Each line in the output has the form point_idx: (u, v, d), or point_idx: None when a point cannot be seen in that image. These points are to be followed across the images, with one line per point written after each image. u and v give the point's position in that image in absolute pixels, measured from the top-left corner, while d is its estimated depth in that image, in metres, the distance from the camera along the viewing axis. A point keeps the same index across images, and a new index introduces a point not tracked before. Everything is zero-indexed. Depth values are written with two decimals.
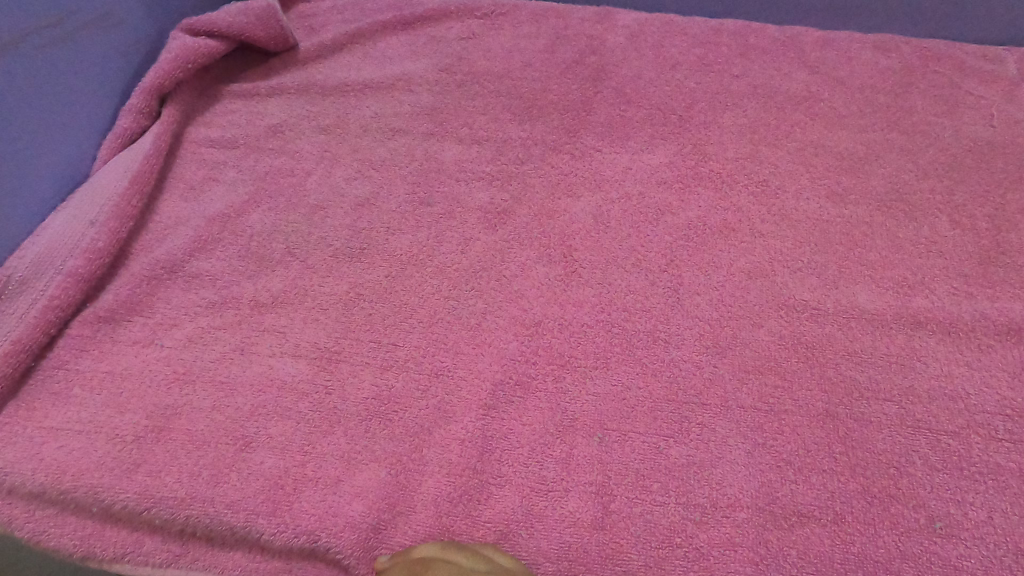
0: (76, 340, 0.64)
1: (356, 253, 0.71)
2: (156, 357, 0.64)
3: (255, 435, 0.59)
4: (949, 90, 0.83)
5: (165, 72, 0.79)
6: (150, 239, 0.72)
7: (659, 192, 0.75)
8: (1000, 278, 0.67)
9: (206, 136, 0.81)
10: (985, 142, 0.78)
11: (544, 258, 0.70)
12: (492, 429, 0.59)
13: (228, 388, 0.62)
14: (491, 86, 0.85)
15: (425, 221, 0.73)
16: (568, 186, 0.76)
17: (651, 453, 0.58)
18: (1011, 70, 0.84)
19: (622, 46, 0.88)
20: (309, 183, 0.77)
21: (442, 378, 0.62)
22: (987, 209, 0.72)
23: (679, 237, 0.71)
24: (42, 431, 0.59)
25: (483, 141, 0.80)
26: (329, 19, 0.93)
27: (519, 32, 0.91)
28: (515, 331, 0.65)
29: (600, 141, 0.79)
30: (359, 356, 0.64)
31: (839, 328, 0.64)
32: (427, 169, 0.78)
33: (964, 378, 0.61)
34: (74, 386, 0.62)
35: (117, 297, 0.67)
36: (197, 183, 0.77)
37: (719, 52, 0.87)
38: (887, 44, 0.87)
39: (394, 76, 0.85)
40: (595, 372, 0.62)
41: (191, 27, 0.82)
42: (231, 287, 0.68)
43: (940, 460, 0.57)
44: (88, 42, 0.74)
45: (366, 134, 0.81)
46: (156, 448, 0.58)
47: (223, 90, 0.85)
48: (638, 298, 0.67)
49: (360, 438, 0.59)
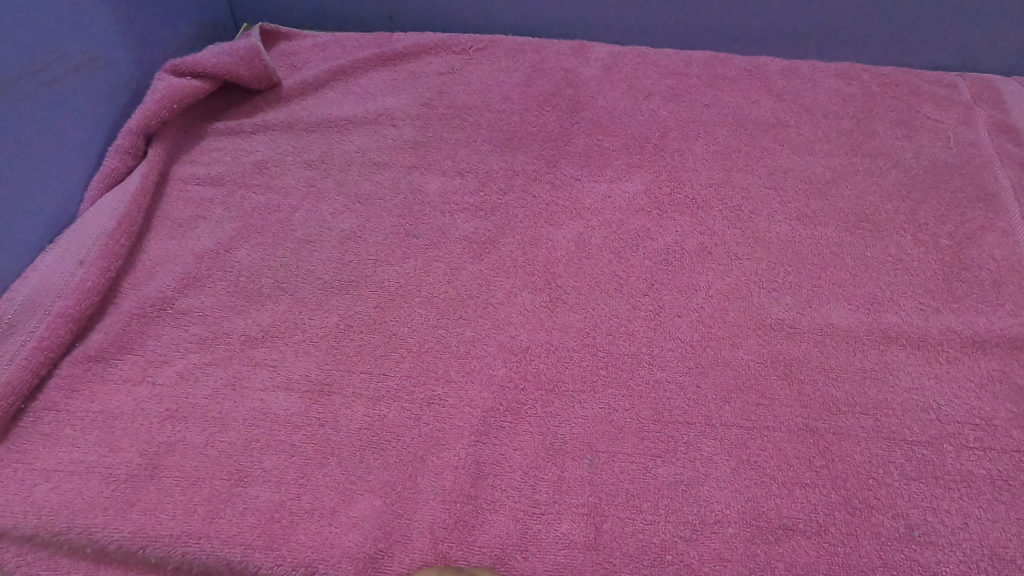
0: (66, 380, 0.64)
1: (345, 285, 0.72)
2: (147, 396, 0.64)
3: (249, 469, 0.60)
4: (907, 114, 0.87)
5: (151, 113, 0.80)
6: (138, 277, 0.72)
7: (637, 218, 0.77)
8: (963, 293, 0.71)
9: (191, 174, 0.82)
10: (943, 163, 0.82)
11: (529, 285, 0.72)
12: (484, 455, 0.60)
13: (221, 423, 0.62)
14: (471, 120, 0.87)
15: (412, 252, 0.75)
16: (550, 215, 0.78)
17: (640, 474, 0.59)
18: (963, 95, 0.89)
19: (597, 78, 0.92)
20: (296, 218, 0.78)
21: (434, 406, 0.63)
22: (948, 227, 0.76)
23: (659, 261, 0.74)
24: (33, 473, 0.59)
25: (466, 173, 0.82)
26: (311, 57, 0.96)
27: (497, 67, 0.94)
28: (503, 358, 0.66)
29: (579, 171, 0.82)
30: (351, 387, 0.65)
31: (815, 345, 0.67)
32: (412, 201, 0.79)
33: (934, 390, 0.64)
34: (65, 427, 0.62)
35: (107, 336, 0.67)
36: (184, 220, 0.78)
37: (689, 83, 0.91)
38: (848, 73, 0.92)
39: (377, 111, 0.88)
40: (582, 396, 0.64)
41: (176, 68, 0.84)
42: (221, 323, 0.69)
43: (916, 470, 0.59)
44: (76, 86, 0.75)
45: (351, 168, 0.83)
46: (149, 487, 0.58)
47: (208, 129, 0.86)
48: (621, 322, 0.69)
49: (354, 469, 0.60)
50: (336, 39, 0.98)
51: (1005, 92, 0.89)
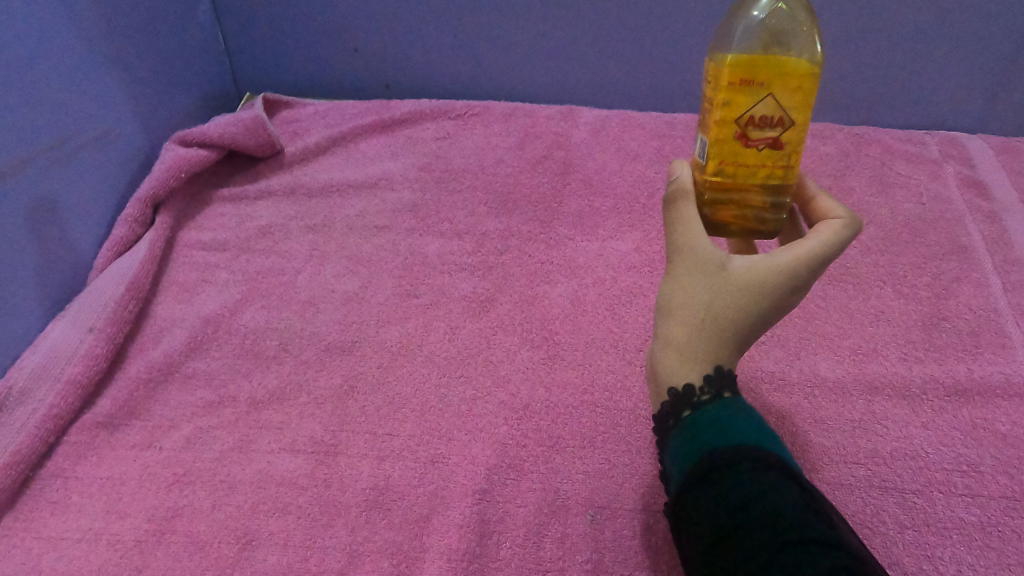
0: (74, 446, 0.66)
1: (348, 345, 0.74)
2: (154, 461, 0.65)
3: (257, 532, 0.60)
4: (881, 171, 0.92)
5: (158, 182, 0.83)
6: (145, 342, 0.74)
7: (629, 275, 0.80)
8: (944, 342, 0.74)
9: (197, 239, 0.84)
10: (918, 217, 0.86)
11: (528, 342, 0.74)
12: (489, 513, 0.61)
13: (227, 486, 0.63)
14: (467, 183, 0.91)
15: (413, 312, 0.77)
16: (545, 273, 0.81)
17: (642, 531, 0.60)
18: (933, 152, 0.94)
19: (586, 141, 0.96)
20: (300, 280, 0.80)
21: (437, 465, 0.65)
22: (925, 279, 0.80)
23: (652, 317, 0.76)
24: (40, 541, 0.59)
25: (463, 234, 0.85)
26: (312, 124, 1.00)
27: (491, 131, 0.98)
28: (504, 416, 0.68)
29: (572, 231, 0.85)
30: (357, 448, 0.66)
31: (805, 397, 0.70)
32: (412, 262, 0.82)
33: (921, 437, 0.66)
34: (73, 494, 0.63)
35: (115, 402, 0.69)
36: (190, 285, 0.80)
37: (674, 143, 0.95)
38: (824, 133, 0.97)
39: (376, 176, 0.91)
40: (582, 452, 0.65)
41: (184, 139, 0.89)
42: (227, 386, 0.71)
43: (909, 518, 0.61)
44: (87, 160, 0.79)
45: (352, 231, 0.86)
46: (156, 552, 0.59)
47: (213, 195, 0.89)
48: (618, 378, 0.71)
49: (360, 530, 0.61)
50: (335, 106, 1.02)
51: (972, 148, 0.94)
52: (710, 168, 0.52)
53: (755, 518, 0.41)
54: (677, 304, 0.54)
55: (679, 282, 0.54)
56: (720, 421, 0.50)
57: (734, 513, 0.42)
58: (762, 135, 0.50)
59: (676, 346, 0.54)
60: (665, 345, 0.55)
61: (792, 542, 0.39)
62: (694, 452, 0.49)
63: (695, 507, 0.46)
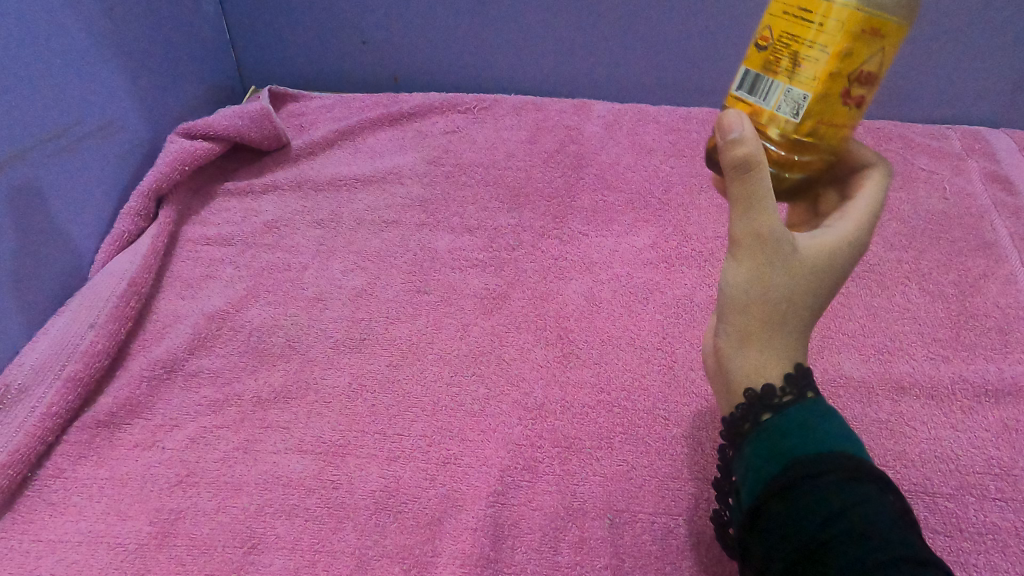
0: (74, 446, 0.63)
1: (357, 342, 0.72)
2: (157, 461, 0.63)
3: (263, 536, 0.58)
4: (902, 166, 0.90)
5: (162, 175, 0.81)
6: (148, 339, 0.72)
7: (645, 272, 0.78)
8: (972, 340, 0.71)
9: (202, 234, 0.82)
10: (941, 213, 0.84)
11: (542, 340, 0.72)
12: (503, 516, 0.59)
13: (232, 488, 0.61)
14: (478, 177, 0.89)
15: (423, 308, 0.75)
16: (559, 270, 0.79)
17: (663, 535, 0.58)
18: (956, 147, 0.92)
19: (599, 135, 0.94)
20: (307, 276, 0.78)
21: (449, 466, 0.62)
22: (951, 275, 0.77)
23: (669, 315, 0.74)
24: (38, 544, 0.57)
25: (474, 229, 0.83)
26: (319, 118, 0.98)
27: (502, 125, 0.96)
28: (518, 416, 0.66)
29: (586, 226, 0.83)
30: (366, 448, 0.64)
31: (829, 398, 0.67)
32: (422, 258, 0.80)
33: (951, 439, 0.64)
34: (73, 495, 0.60)
35: (117, 400, 0.66)
36: (194, 280, 0.78)
37: (689, 137, 0.93)
38: None
39: (385, 170, 0.89)
40: (600, 453, 0.63)
41: (188, 131, 0.86)
42: (232, 384, 0.69)
43: (941, 523, 0.58)
44: (88, 152, 0.77)
45: (360, 226, 0.84)
46: (158, 556, 0.57)
47: (218, 189, 0.87)
48: (635, 377, 0.69)
49: (369, 533, 0.58)
50: (343, 99, 1.00)
51: (995, 143, 0.92)
52: (807, 126, 0.43)
53: (845, 531, 0.37)
54: (746, 299, 0.48)
55: (743, 275, 0.48)
56: (797, 426, 0.45)
57: (822, 528, 0.38)
58: (861, 89, 0.42)
59: (756, 340, 0.49)
60: (738, 341, 0.50)
61: (890, 557, 0.35)
62: (777, 458, 0.44)
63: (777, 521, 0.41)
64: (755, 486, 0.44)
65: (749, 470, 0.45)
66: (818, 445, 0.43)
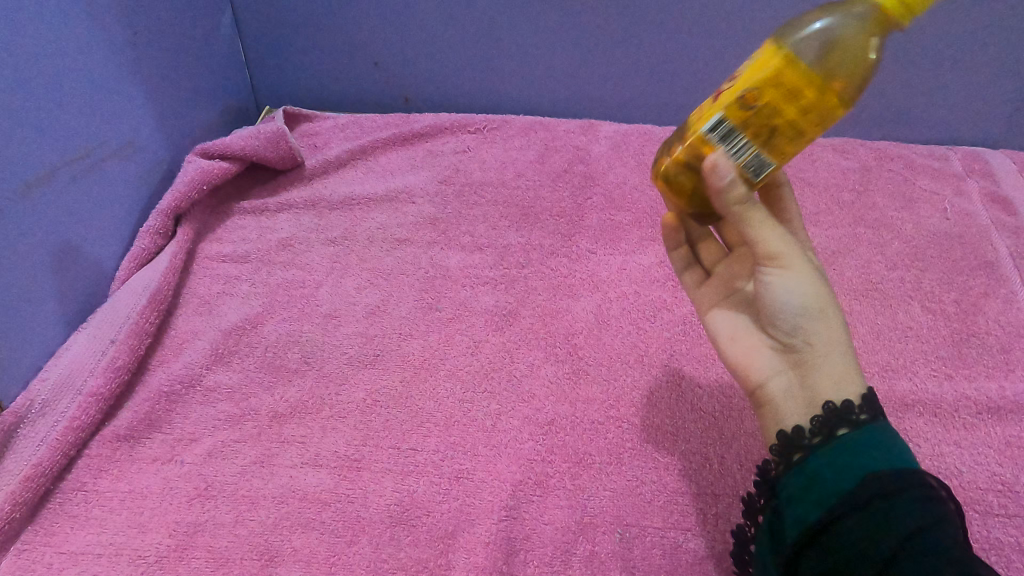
0: (95, 459, 0.65)
1: (371, 359, 0.74)
2: (176, 474, 0.64)
3: (280, 549, 0.60)
4: (904, 186, 0.91)
5: (180, 195, 0.83)
6: (166, 354, 0.74)
7: (652, 290, 0.80)
8: (975, 358, 0.73)
9: (218, 252, 0.84)
10: (943, 233, 0.85)
11: (552, 357, 0.73)
12: (515, 530, 0.60)
13: (249, 501, 0.62)
14: (487, 196, 0.91)
15: (435, 325, 0.77)
16: (568, 288, 0.80)
17: (672, 549, 0.60)
18: (956, 167, 0.93)
19: (606, 155, 0.95)
20: (322, 293, 0.80)
21: (462, 481, 0.64)
22: (953, 294, 0.79)
23: (676, 332, 0.76)
24: (61, 556, 0.59)
25: (485, 248, 0.85)
26: (332, 138, 1.00)
27: (510, 144, 0.98)
28: (529, 431, 0.67)
29: (594, 244, 0.85)
30: (381, 463, 0.65)
31: None
32: (434, 275, 0.82)
33: (954, 456, 0.65)
34: (94, 508, 0.62)
35: (136, 414, 0.68)
36: (211, 297, 0.80)
37: None
38: (846, 147, 0.96)
39: (397, 189, 0.91)
40: (609, 468, 0.64)
41: (205, 151, 0.88)
42: (249, 399, 0.70)
43: None
44: (108, 172, 0.79)
45: (373, 244, 0.86)
46: (179, 567, 0.58)
47: (234, 208, 0.89)
48: (643, 394, 0.70)
49: (384, 546, 0.60)
50: (355, 119, 1.02)
51: (994, 163, 0.93)
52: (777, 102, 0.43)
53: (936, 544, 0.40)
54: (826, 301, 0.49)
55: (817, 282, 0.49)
56: (871, 441, 0.45)
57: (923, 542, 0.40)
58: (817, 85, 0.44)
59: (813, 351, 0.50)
60: (822, 348, 0.50)
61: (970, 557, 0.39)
62: (852, 473, 0.44)
63: (855, 534, 0.42)
64: (826, 498, 0.44)
65: (814, 483, 0.45)
66: (893, 461, 0.44)
